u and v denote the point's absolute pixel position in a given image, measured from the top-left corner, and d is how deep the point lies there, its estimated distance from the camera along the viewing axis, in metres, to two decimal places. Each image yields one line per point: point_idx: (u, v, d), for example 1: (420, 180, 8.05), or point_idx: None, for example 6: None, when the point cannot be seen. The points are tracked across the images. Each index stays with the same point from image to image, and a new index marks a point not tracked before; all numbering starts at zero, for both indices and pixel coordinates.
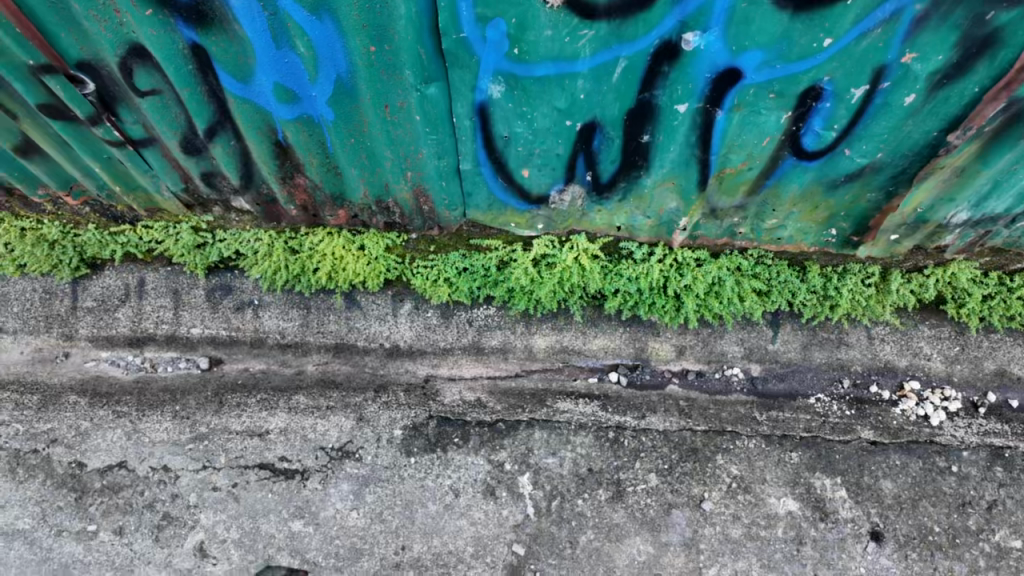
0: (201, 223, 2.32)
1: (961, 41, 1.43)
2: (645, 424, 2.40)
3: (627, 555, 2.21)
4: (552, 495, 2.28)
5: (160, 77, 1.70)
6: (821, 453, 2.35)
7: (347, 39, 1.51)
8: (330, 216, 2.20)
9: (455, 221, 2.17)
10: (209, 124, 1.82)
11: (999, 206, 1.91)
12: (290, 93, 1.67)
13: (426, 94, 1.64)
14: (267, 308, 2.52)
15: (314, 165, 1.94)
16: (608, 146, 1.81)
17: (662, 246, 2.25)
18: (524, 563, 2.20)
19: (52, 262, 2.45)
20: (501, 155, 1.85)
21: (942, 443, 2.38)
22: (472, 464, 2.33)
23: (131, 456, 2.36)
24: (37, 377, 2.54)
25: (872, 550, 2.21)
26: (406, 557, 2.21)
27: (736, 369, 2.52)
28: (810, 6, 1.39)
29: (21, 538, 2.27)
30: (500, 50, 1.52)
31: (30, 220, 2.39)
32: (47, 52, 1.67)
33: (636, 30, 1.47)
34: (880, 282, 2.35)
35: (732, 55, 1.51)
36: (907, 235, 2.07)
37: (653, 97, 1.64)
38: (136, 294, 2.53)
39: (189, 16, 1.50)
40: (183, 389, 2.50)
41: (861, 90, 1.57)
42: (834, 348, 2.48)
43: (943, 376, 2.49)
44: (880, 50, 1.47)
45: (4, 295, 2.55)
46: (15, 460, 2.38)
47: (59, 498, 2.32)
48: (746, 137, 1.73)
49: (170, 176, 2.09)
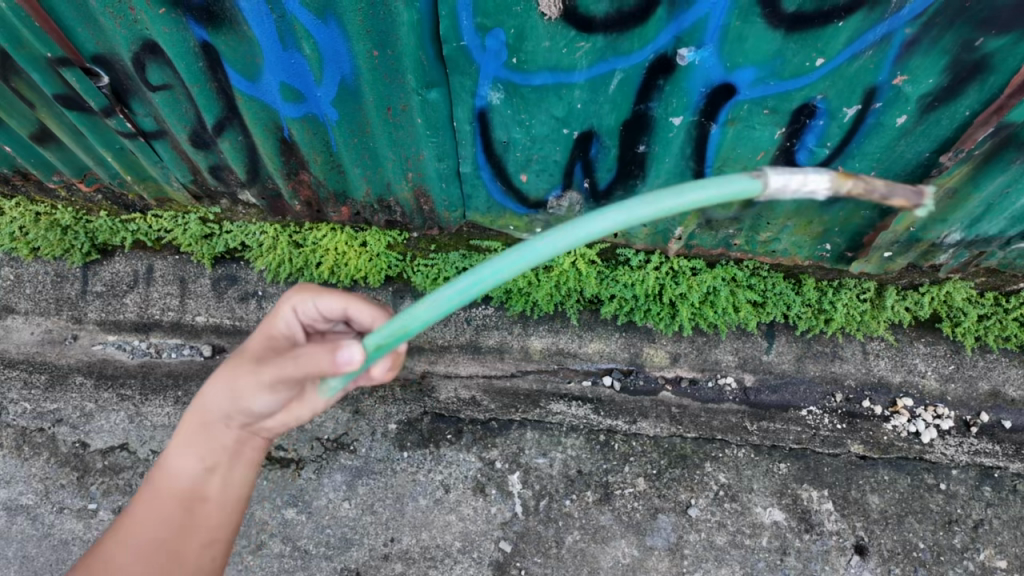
0: (209, 214, 2.41)
1: (951, 66, 1.45)
2: (637, 429, 2.43)
3: (612, 557, 2.24)
4: (541, 494, 2.32)
5: (172, 73, 1.75)
6: (809, 465, 2.37)
7: (352, 44, 1.55)
8: (333, 212, 2.26)
9: (454, 222, 2.23)
10: (218, 120, 1.88)
11: (992, 229, 1.94)
12: (296, 93, 1.72)
13: (427, 98, 1.68)
14: (270, 299, 2.54)
15: (318, 162, 1.99)
16: (604, 155, 1.85)
17: (658, 254, 2.33)
18: (510, 561, 2.24)
19: (64, 247, 2.53)
20: (500, 159, 1.90)
21: (932, 461, 2.37)
22: (464, 460, 2.37)
23: (133, 439, 2.43)
24: (46, 358, 2.61)
25: (855, 563, 2.23)
26: (395, 549, 2.26)
27: (730, 378, 2.52)
28: (803, 27, 1.41)
29: (24, 514, 2.35)
30: (499, 59, 1.55)
31: (45, 206, 2.50)
32: (65, 45, 1.73)
33: (631, 44, 1.50)
34: (875, 298, 2.38)
35: (726, 71, 1.54)
36: (901, 253, 2.12)
37: (649, 109, 1.67)
38: (144, 281, 2.59)
39: (200, 16, 1.55)
40: (186, 374, 2.55)
41: (853, 110, 1.59)
42: (828, 361, 2.49)
43: (937, 394, 2.47)
44: (871, 71, 1.49)
45: (18, 276, 2.64)
46: (22, 437, 2.47)
47: (62, 476, 2.39)
48: (740, 150, 1.76)
49: (179, 168, 2.16)
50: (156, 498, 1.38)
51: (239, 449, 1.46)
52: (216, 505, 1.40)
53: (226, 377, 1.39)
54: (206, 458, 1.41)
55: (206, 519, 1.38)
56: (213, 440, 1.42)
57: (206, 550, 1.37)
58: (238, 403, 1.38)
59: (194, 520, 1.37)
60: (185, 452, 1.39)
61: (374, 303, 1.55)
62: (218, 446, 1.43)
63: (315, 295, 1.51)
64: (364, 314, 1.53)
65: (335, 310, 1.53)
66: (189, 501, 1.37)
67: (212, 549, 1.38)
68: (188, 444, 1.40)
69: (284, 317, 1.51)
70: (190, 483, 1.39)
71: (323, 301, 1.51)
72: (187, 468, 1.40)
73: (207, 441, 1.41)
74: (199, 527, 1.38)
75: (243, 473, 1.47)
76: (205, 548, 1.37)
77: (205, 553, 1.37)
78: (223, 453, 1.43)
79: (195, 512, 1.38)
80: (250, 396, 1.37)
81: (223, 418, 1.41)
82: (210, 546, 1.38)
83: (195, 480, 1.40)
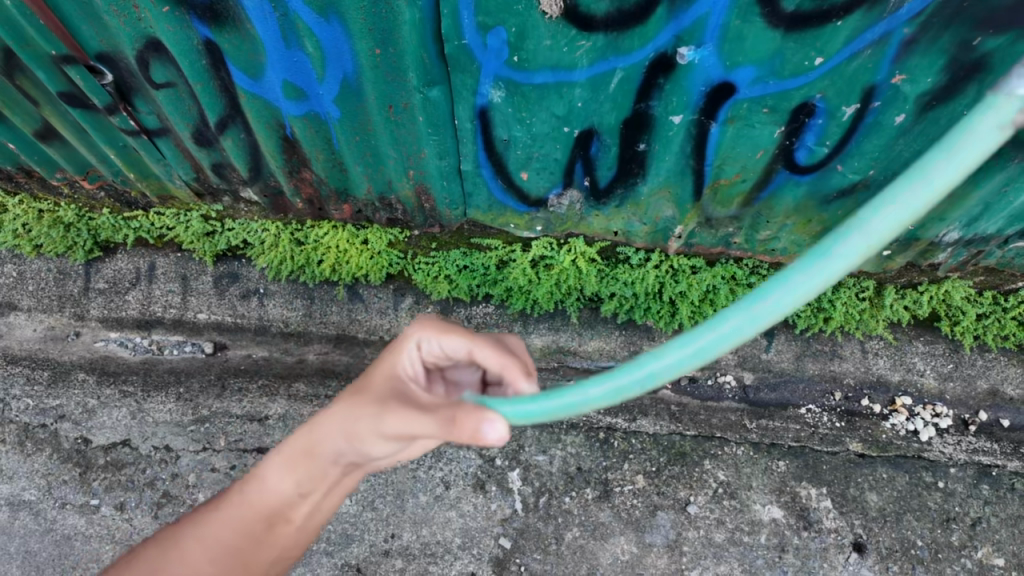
0: (211, 212, 2.42)
1: (948, 66, 1.46)
2: (636, 426, 2.44)
3: (611, 554, 2.25)
4: (540, 491, 2.33)
5: (175, 70, 1.76)
6: (808, 462, 2.38)
7: (354, 42, 1.56)
8: (335, 210, 2.28)
9: (455, 220, 2.24)
10: (221, 117, 1.89)
11: (990, 227, 1.95)
12: (299, 90, 1.73)
13: (428, 96, 1.69)
14: (272, 297, 2.55)
15: (320, 160, 2.00)
16: (605, 153, 1.86)
17: (659, 252, 2.31)
18: (510, 557, 2.25)
19: (67, 244, 2.56)
20: (501, 157, 1.91)
21: (930, 459, 2.38)
22: (464, 457, 2.37)
23: (135, 435, 2.44)
24: (48, 354, 2.61)
25: (853, 560, 2.24)
26: (395, 545, 2.27)
27: (729, 376, 2.53)
28: (801, 26, 1.42)
29: (27, 509, 2.36)
30: (500, 58, 1.57)
31: (48, 203, 2.53)
32: (70, 44, 1.74)
33: (632, 43, 1.51)
34: (874, 297, 2.41)
35: (726, 70, 1.55)
36: (899, 251, 2.13)
37: (649, 108, 1.68)
38: (146, 278, 2.60)
39: (203, 14, 1.56)
40: (188, 371, 2.56)
41: (852, 108, 1.60)
42: (827, 360, 2.50)
43: (935, 393, 2.48)
44: (870, 71, 1.50)
45: (21, 273, 2.65)
46: (24, 433, 2.47)
47: (64, 471, 2.40)
48: (740, 149, 1.78)
49: (182, 165, 2.18)
50: (246, 503, 1.33)
51: (337, 481, 1.35)
52: (296, 530, 1.36)
53: (342, 415, 1.26)
54: (301, 486, 1.32)
55: (284, 536, 1.36)
56: (313, 472, 1.31)
57: (274, 564, 1.37)
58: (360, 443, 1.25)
59: (272, 535, 1.35)
60: (284, 473, 1.32)
61: (501, 348, 1.33)
62: (315, 478, 1.31)
63: (438, 334, 1.36)
64: (487, 359, 1.33)
65: (460, 350, 1.36)
66: (273, 521, 1.33)
67: (279, 564, 1.38)
68: (289, 463, 1.32)
69: (406, 354, 1.36)
70: (282, 501, 1.33)
71: (447, 341, 1.35)
72: (281, 486, 1.32)
73: (307, 468, 1.30)
74: (274, 543, 1.36)
75: (334, 502, 1.39)
76: (275, 561, 1.37)
77: (273, 565, 1.38)
78: (321, 484, 1.32)
79: (275, 530, 1.34)
80: (368, 440, 1.24)
81: (332, 455, 1.28)
82: (280, 560, 1.38)
83: (286, 499, 1.33)
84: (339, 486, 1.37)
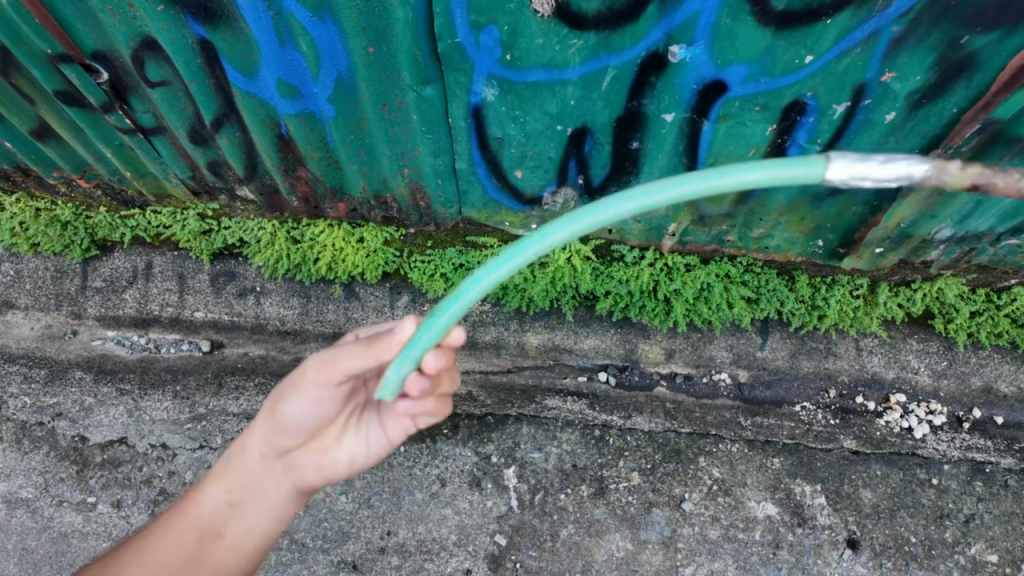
0: (207, 210, 2.43)
1: (937, 64, 1.47)
2: (631, 424, 2.45)
3: (606, 551, 2.26)
4: (536, 488, 2.34)
5: (170, 69, 1.77)
6: (803, 459, 2.38)
7: (348, 41, 1.57)
8: (330, 208, 2.29)
9: (451, 218, 2.25)
10: (216, 115, 1.90)
11: (981, 225, 2.00)
12: (294, 89, 1.73)
13: (422, 95, 1.70)
14: (269, 295, 2.56)
15: (315, 158, 2.01)
16: (598, 152, 1.87)
17: (653, 250, 2.35)
18: (505, 554, 2.26)
19: (64, 242, 2.56)
20: (495, 156, 1.92)
21: (924, 456, 2.40)
22: (459, 455, 2.39)
23: (132, 433, 2.44)
24: (45, 352, 2.63)
25: (847, 556, 2.24)
26: (391, 542, 2.28)
27: (724, 374, 2.56)
28: (791, 25, 1.43)
29: (24, 507, 2.37)
30: (493, 56, 1.57)
31: (45, 202, 2.53)
32: (65, 41, 1.75)
33: (624, 40, 1.52)
34: (868, 295, 2.41)
35: (717, 68, 1.56)
36: (891, 250, 2.16)
37: (642, 105, 1.69)
38: (143, 277, 2.61)
39: (197, 13, 1.57)
40: (184, 369, 2.58)
41: (843, 107, 1.61)
42: (821, 357, 2.51)
43: (929, 390, 2.50)
44: (860, 68, 1.51)
45: (18, 272, 2.65)
46: (22, 431, 2.48)
47: (61, 469, 2.40)
48: (732, 147, 1.79)
49: (178, 163, 2.18)
50: (186, 517, 1.51)
51: (262, 490, 1.53)
52: (227, 546, 1.49)
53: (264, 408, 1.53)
54: (232, 492, 1.53)
55: (216, 556, 1.48)
56: (241, 472, 1.53)
57: None
58: (273, 428, 1.50)
59: (204, 556, 1.47)
60: (218, 480, 1.55)
61: None
62: (244, 479, 1.53)
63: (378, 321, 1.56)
64: None
65: None
66: (206, 535, 1.49)
67: None
68: (222, 473, 1.55)
69: None
70: (215, 514, 1.51)
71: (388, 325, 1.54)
72: (215, 498, 1.53)
73: (238, 474, 1.54)
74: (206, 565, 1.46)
75: (267, 522, 1.54)
76: None
77: None
78: (248, 491, 1.53)
79: (207, 546, 1.48)
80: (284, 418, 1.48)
81: (256, 454, 1.53)
82: None
83: (218, 510, 1.52)
84: (268, 500, 1.54)
